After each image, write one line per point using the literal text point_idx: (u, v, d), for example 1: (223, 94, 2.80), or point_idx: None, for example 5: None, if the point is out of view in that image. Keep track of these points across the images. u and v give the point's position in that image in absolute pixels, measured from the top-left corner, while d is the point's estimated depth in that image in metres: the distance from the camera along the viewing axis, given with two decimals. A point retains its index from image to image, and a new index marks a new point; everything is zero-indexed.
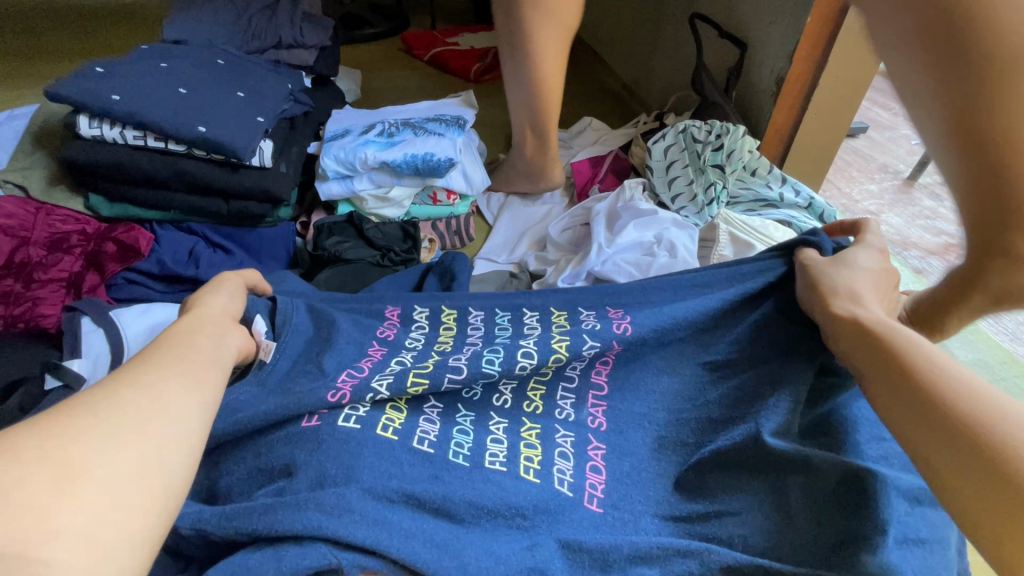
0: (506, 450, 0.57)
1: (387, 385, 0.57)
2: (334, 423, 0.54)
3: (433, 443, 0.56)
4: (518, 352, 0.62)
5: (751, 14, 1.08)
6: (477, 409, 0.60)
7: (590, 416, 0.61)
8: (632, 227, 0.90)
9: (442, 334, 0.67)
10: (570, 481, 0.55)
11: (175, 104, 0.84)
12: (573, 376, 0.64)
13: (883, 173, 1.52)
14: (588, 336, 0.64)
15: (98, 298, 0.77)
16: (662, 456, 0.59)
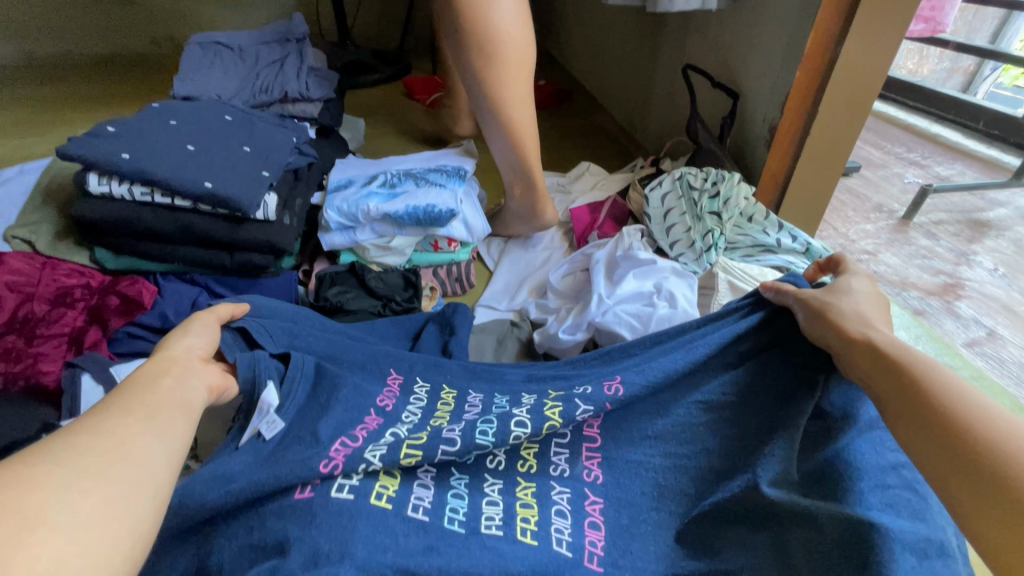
0: (501, 512, 0.57)
1: (380, 456, 0.57)
2: (327, 494, 0.53)
3: (427, 509, 0.56)
4: (511, 421, 0.61)
5: (743, 66, 1.12)
6: (471, 471, 0.61)
7: (585, 470, 0.62)
8: (632, 277, 0.91)
9: (439, 401, 0.67)
10: (569, 541, 0.55)
11: (182, 161, 0.85)
12: (564, 434, 0.65)
13: (878, 212, 1.54)
14: (580, 401, 0.64)
15: (100, 354, 0.77)
16: (659, 512, 0.59)
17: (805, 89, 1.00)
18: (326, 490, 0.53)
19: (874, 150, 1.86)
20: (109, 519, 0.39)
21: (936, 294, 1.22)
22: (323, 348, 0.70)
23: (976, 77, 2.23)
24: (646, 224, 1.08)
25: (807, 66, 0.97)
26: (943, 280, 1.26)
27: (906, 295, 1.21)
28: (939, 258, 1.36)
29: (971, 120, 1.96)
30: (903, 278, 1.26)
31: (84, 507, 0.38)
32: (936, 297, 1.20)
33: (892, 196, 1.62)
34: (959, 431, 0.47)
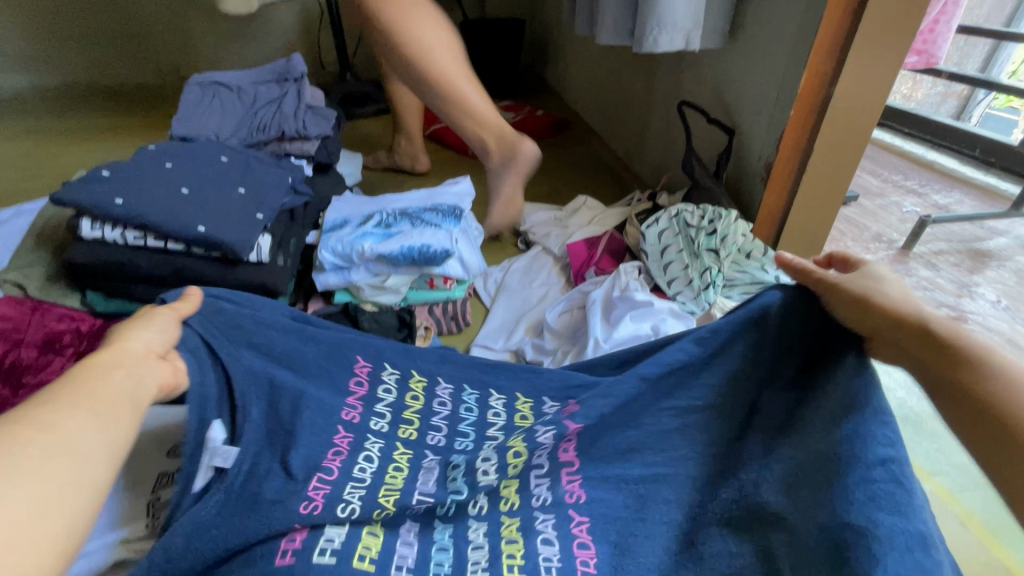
0: (487, 554, 0.52)
1: (357, 508, 0.54)
2: (308, 560, 0.49)
3: (411, 568, 0.51)
4: (477, 459, 0.60)
5: (741, 102, 1.12)
6: (453, 520, 0.56)
7: (568, 492, 0.56)
8: (629, 319, 0.89)
9: (404, 417, 0.65)
10: (558, 569, 0.50)
11: (176, 204, 0.85)
12: (543, 463, 0.58)
13: (878, 242, 1.53)
14: (541, 424, 0.61)
15: None
16: (649, 522, 0.53)
17: (799, 128, 1.00)
18: (304, 559, 0.49)
19: (871, 178, 1.86)
20: (32, 522, 0.35)
21: None
22: (276, 359, 0.63)
23: (969, 102, 2.25)
24: (643, 261, 1.07)
25: (801, 106, 0.97)
26: (945, 313, 1.25)
27: None
28: (940, 289, 1.34)
29: (966, 147, 1.97)
30: None
31: (20, 521, 0.34)
32: None
33: (891, 225, 1.62)
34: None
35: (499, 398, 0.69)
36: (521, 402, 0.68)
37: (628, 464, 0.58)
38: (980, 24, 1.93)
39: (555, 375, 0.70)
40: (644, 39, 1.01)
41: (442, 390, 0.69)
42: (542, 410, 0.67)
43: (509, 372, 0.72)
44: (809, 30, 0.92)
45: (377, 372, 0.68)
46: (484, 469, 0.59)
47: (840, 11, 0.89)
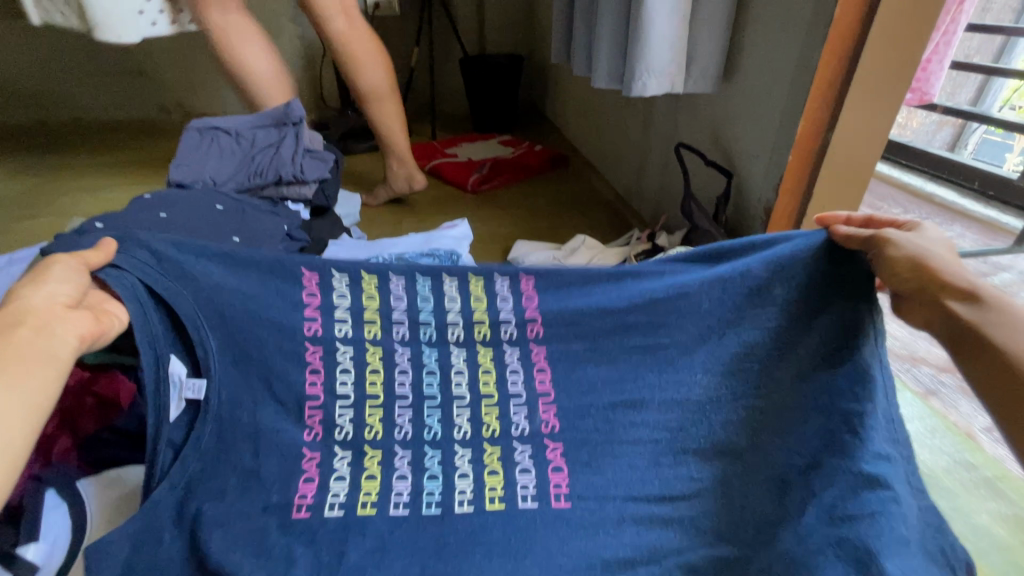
0: (473, 484, 0.70)
1: (347, 463, 0.70)
2: (322, 515, 0.66)
3: (407, 502, 0.68)
4: (454, 403, 0.74)
5: (738, 146, 1.12)
6: (441, 447, 0.72)
7: (543, 424, 0.74)
8: None
9: (365, 320, 0.74)
10: (533, 495, 0.69)
11: None
12: (520, 395, 0.75)
13: None
14: (506, 347, 0.77)
15: (69, 467, 0.73)
16: (620, 446, 0.73)
17: (798, 174, 0.99)
18: (316, 509, 0.67)
19: None
20: None
21: (948, 370, 1.17)
22: (238, 309, 0.67)
23: (965, 131, 2.26)
24: None
25: (798, 153, 0.97)
26: None
27: (917, 371, 1.16)
28: None
29: (965, 179, 1.96)
30: (912, 352, 1.22)
31: None
32: (949, 374, 1.16)
33: None
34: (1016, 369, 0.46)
35: (451, 280, 0.77)
36: (471, 278, 0.77)
37: (589, 375, 0.76)
38: (974, 59, 1.95)
39: (544, 269, 0.78)
40: (633, 84, 1.02)
41: (395, 281, 0.76)
42: (499, 329, 0.77)
43: (459, 272, 0.77)
44: (804, 78, 0.92)
45: (336, 282, 0.74)
46: (459, 372, 0.76)
47: (835, 59, 0.89)
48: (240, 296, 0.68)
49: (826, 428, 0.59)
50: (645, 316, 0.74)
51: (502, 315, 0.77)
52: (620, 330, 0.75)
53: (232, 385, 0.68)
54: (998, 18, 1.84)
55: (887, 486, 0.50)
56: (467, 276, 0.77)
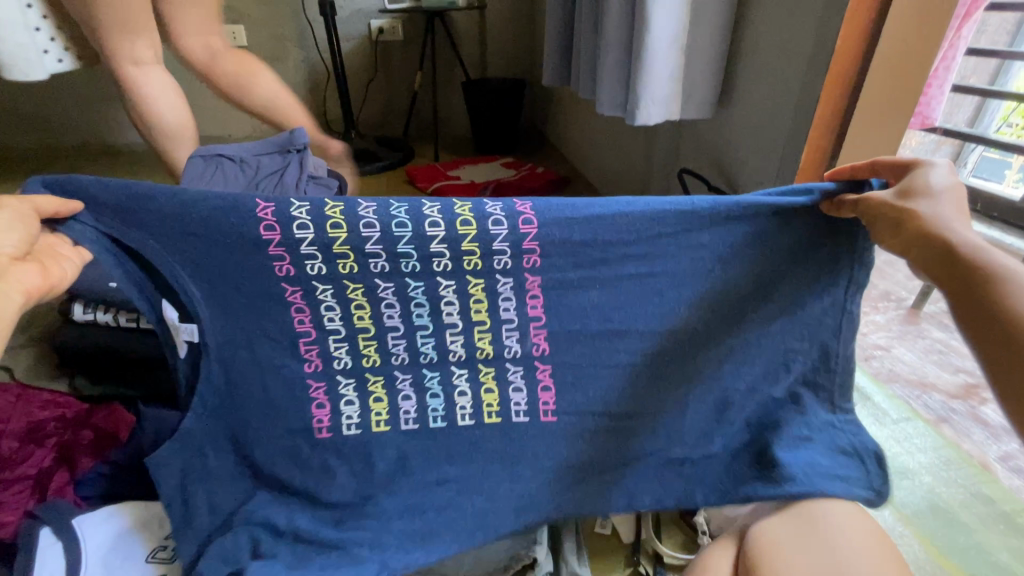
0: (471, 402, 0.63)
1: (355, 420, 0.63)
2: (341, 434, 0.63)
3: (415, 418, 0.63)
4: (446, 332, 0.60)
5: (741, 173, 1.12)
6: (439, 368, 0.61)
7: (535, 346, 0.61)
8: None
9: (336, 253, 0.55)
10: (524, 409, 0.63)
11: None
12: (512, 317, 0.60)
13: (887, 300, 1.50)
14: (500, 274, 0.57)
15: (63, 501, 0.71)
16: (599, 385, 0.63)
17: None
18: (337, 431, 0.63)
19: None
20: None
21: (959, 397, 1.15)
22: (204, 256, 0.56)
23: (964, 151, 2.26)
24: None
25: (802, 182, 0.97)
26: (963, 379, 1.21)
27: (927, 398, 1.14)
28: (955, 352, 1.30)
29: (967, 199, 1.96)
30: (921, 377, 1.20)
31: None
32: (960, 401, 1.14)
33: (898, 282, 1.59)
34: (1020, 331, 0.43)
35: (434, 208, 0.55)
36: (460, 218, 0.55)
37: (596, 294, 0.59)
38: (971, 81, 1.96)
39: (556, 203, 0.56)
40: (637, 111, 1.02)
41: (368, 218, 0.54)
42: (491, 253, 0.56)
43: (448, 204, 0.55)
44: (805, 109, 0.93)
45: (292, 224, 0.54)
46: (446, 304, 0.58)
47: (837, 93, 0.90)
48: (191, 238, 0.54)
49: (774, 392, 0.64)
50: (650, 244, 0.57)
51: (493, 227, 0.55)
52: (635, 265, 0.58)
53: (231, 337, 0.59)
54: (994, 41, 1.85)
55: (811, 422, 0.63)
56: (455, 210, 0.55)
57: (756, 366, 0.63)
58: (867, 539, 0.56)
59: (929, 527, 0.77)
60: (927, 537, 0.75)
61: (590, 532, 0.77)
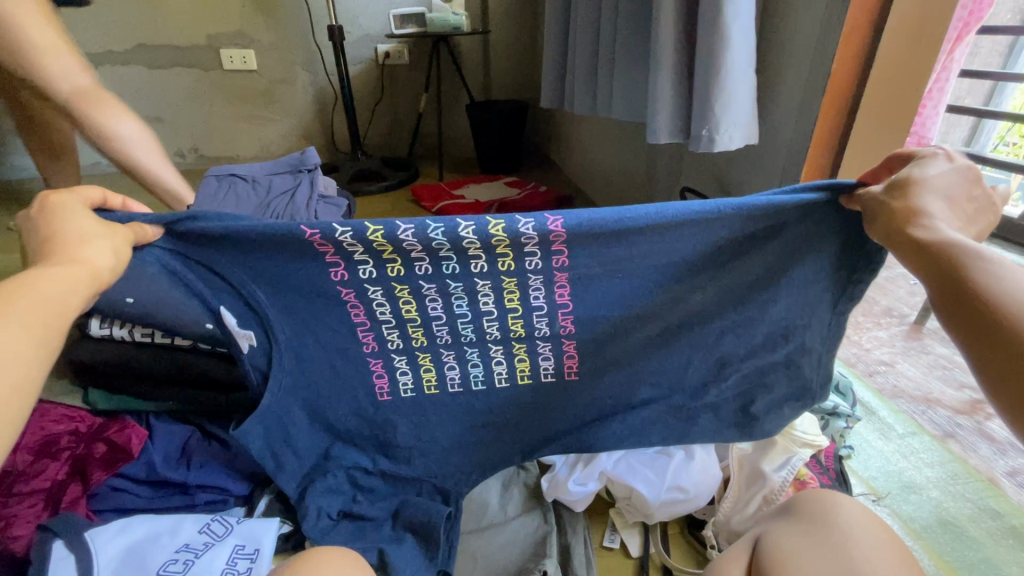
0: (506, 372, 0.66)
1: (410, 388, 0.67)
2: (399, 396, 0.67)
3: (459, 384, 0.67)
4: (483, 319, 0.61)
5: (742, 190, 1.15)
6: (477, 347, 0.64)
7: (563, 326, 0.63)
8: None
9: (384, 256, 0.55)
10: (552, 371, 0.66)
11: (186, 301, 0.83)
12: (541, 305, 0.61)
13: (889, 317, 1.51)
14: (531, 271, 0.58)
15: (77, 513, 0.72)
16: (613, 354, 0.66)
17: None
18: (396, 394, 0.67)
19: None
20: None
21: (964, 412, 1.15)
22: (259, 258, 0.57)
23: None
24: None
25: None
26: (968, 395, 1.21)
27: (933, 413, 1.14)
28: (959, 367, 1.31)
29: None
30: (926, 393, 1.21)
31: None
32: (965, 416, 1.14)
33: (900, 299, 1.60)
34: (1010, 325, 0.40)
35: (470, 228, 0.53)
36: (494, 238, 0.54)
37: (621, 279, 0.59)
38: (965, 102, 2.00)
39: (589, 219, 0.53)
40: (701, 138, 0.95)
41: (406, 238, 0.53)
42: (523, 251, 0.56)
43: (481, 222, 0.53)
44: (803, 128, 0.95)
45: (334, 239, 0.54)
46: (483, 293, 0.59)
47: (833, 113, 0.93)
48: (242, 239, 0.55)
49: (779, 372, 0.67)
50: (677, 239, 0.56)
51: (525, 234, 0.54)
52: (662, 258, 0.58)
53: (297, 329, 0.62)
54: (988, 63, 1.90)
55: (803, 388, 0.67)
56: (489, 230, 0.53)
57: (760, 332, 0.64)
58: (888, 546, 0.54)
59: (939, 541, 0.77)
60: (936, 550, 0.75)
61: (598, 546, 0.77)
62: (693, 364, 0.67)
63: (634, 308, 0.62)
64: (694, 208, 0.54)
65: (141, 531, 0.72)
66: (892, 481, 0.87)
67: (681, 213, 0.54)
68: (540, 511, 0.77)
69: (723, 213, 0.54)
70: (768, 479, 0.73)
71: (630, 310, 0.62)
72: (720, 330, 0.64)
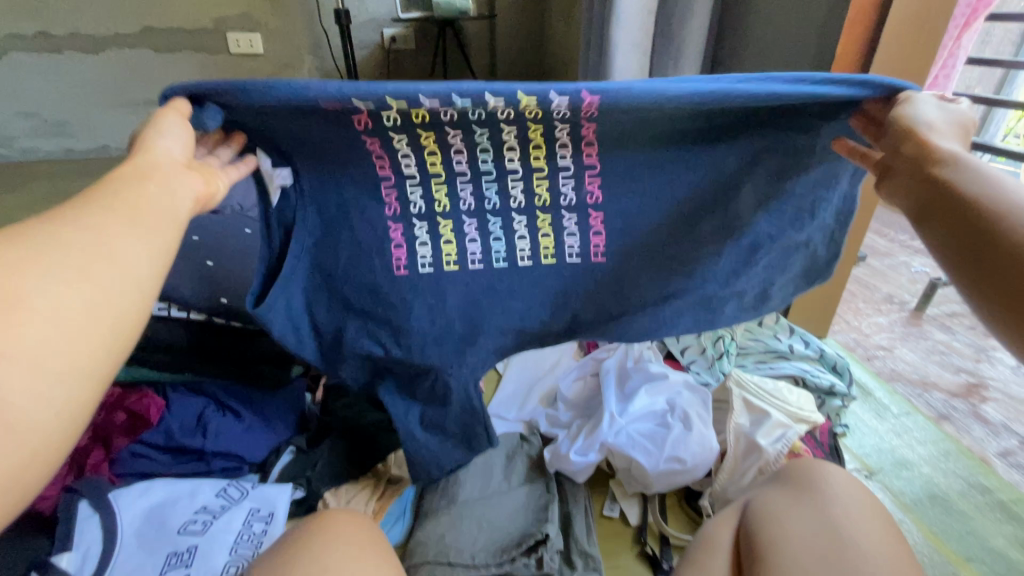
0: (529, 245, 0.63)
1: (430, 264, 0.63)
2: (417, 272, 0.62)
3: (479, 259, 0.63)
4: (509, 185, 0.61)
5: None
6: (501, 214, 0.62)
7: (589, 195, 0.62)
8: (644, 393, 0.85)
9: (414, 120, 0.56)
10: (577, 250, 0.64)
11: (199, 277, 0.88)
12: (568, 172, 0.61)
13: (889, 304, 1.52)
14: (560, 131, 0.59)
15: (100, 477, 0.75)
16: (643, 237, 0.65)
17: None
18: (415, 270, 0.62)
19: (877, 238, 1.88)
20: (93, 308, 0.34)
21: (960, 395, 1.18)
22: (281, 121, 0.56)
23: None
24: None
25: None
26: (964, 379, 1.23)
27: (929, 396, 1.17)
28: (957, 352, 1.33)
29: None
30: (923, 377, 1.23)
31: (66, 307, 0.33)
32: (961, 400, 1.16)
33: (901, 286, 1.62)
34: (1010, 243, 0.38)
35: (500, 98, 0.53)
36: (524, 106, 0.54)
37: (647, 152, 0.61)
38: (975, 91, 2.00)
39: (620, 92, 0.53)
40: None
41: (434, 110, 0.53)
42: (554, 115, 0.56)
43: (511, 94, 0.53)
44: None
45: (358, 108, 0.54)
46: (509, 150, 0.60)
47: None
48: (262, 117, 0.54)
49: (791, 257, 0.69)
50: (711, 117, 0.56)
51: (557, 109, 0.55)
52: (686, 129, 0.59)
53: (321, 193, 0.60)
54: (1000, 51, 1.89)
55: (815, 265, 0.71)
56: (520, 99, 0.54)
57: (785, 214, 0.66)
58: (865, 508, 0.57)
59: (932, 517, 0.79)
60: (927, 524, 0.78)
61: (598, 515, 0.80)
62: (723, 254, 0.67)
63: (665, 194, 0.63)
64: (724, 91, 0.54)
65: (159, 494, 0.76)
66: (885, 457, 0.89)
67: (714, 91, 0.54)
68: (542, 481, 0.80)
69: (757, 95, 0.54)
70: (764, 452, 0.76)
71: (665, 199, 0.64)
72: (748, 213, 0.65)
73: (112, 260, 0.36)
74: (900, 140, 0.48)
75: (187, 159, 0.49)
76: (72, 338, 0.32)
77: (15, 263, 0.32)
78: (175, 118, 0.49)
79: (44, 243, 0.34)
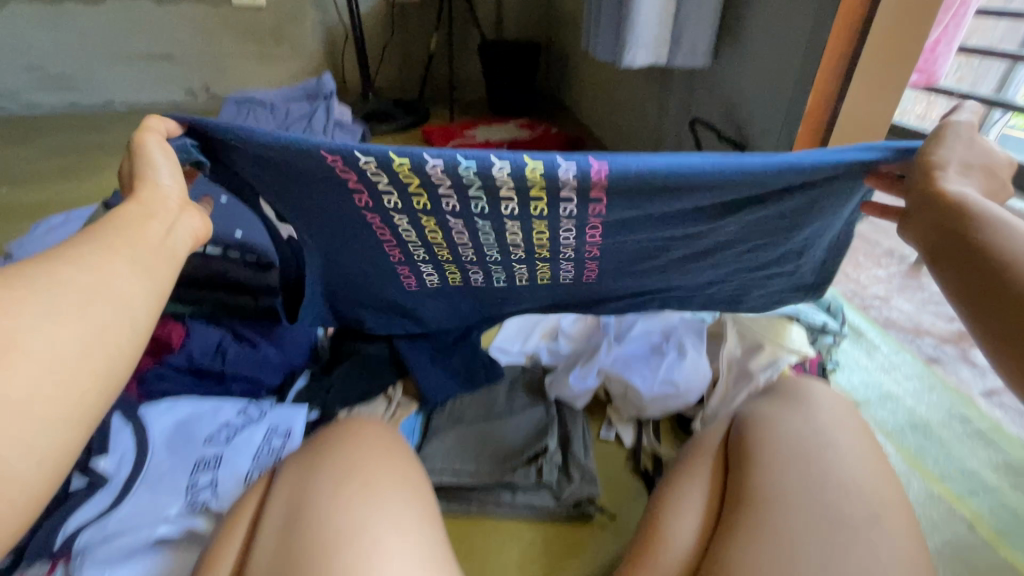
0: (527, 275, 0.71)
1: (436, 278, 0.71)
2: (428, 288, 0.73)
3: (482, 281, 0.72)
4: (510, 244, 0.64)
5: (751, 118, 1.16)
6: (501, 262, 0.68)
7: (587, 250, 0.66)
8: (641, 325, 0.90)
9: (409, 188, 0.56)
10: (570, 275, 0.71)
11: (215, 211, 0.91)
12: (569, 236, 0.63)
13: (889, 258, 1.54)
14: (564, 216, 0.59)
15: (128, 394, 0.81)
16: (627, 272, 0.72)
17: (807, 145, 1.03)
18: (422, 283, 0.72)
19: None
20: (87, 352, 0.39)
21: (951, 341, 1.21)
22: (282, 177, 0.59)
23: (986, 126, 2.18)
24: None
25: (809, 122, 1.01)
26: (957, 327, 1.26)
27: (921, 342, 1.20)
28: None
29: None
30: (916, 324, 1.26)
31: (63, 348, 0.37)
32: (951, 345, 1.20)
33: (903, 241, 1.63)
34: None
35: (504, 169, 0.53)
36: (530, 179, 0.54)
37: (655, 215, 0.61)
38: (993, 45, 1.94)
39: (628, 165, 0.54)
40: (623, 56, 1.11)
41: (435, 172, 0.54)
42: (560, 203, 0.57)
43: (518, 164, 0.53)
44: (814, 52, 0.96)
45: (366, 183, 0.57)
46: (512, 234, 0.62)
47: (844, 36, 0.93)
48: (275, 170, 0.58)
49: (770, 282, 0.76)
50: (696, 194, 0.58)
51: (563, 179, 0.54)
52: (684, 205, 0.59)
53: (325, 231, 0.65)
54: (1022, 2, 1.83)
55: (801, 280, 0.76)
56: (525, 171, 0.53)
57: (773, 253, 0.71)
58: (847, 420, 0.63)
59: (909, 443, 0.84)
60: (906, 449, 0.82)
61: (596, 437, 0.84)
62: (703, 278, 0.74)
63: (656, 241, 0.66)
64: (710, 168, 0.55)
65: (185, 410, 0.80)
66: (871, 391, 0.93)
67: (709, 168, 0.55)
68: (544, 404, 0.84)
69: (741, 172, 0.55)
70: (754, 378, 0.81)
71: (655, 249, 0.67)
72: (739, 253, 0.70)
73: (108, 296, 0.41)
74: (925, 191, 0.51)
75: (182, 194, 0.54)
76: (63, 385, 0.37)
77: (15, 301, 0.37)
78: (160, 148, 0.54)
79: (43, 281, 0.39)
